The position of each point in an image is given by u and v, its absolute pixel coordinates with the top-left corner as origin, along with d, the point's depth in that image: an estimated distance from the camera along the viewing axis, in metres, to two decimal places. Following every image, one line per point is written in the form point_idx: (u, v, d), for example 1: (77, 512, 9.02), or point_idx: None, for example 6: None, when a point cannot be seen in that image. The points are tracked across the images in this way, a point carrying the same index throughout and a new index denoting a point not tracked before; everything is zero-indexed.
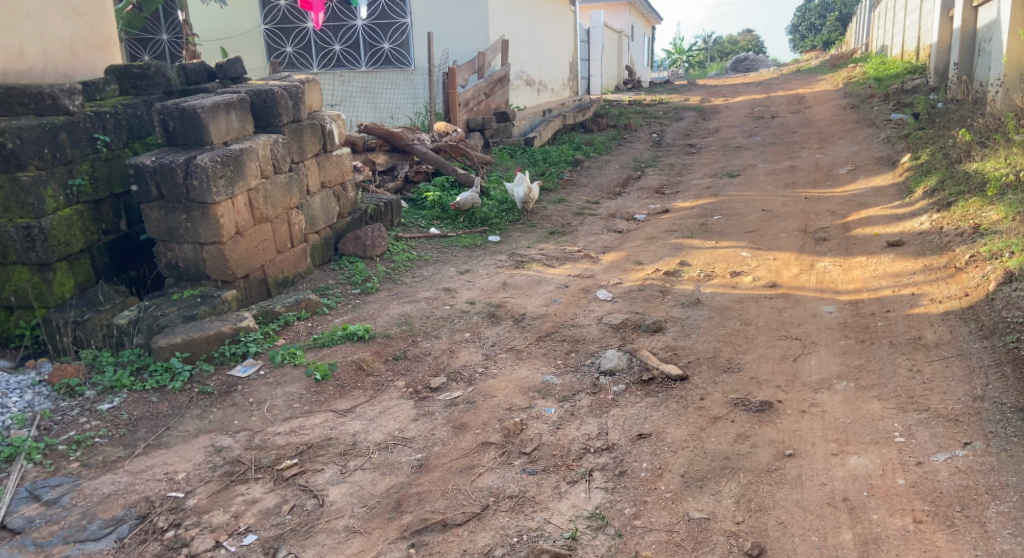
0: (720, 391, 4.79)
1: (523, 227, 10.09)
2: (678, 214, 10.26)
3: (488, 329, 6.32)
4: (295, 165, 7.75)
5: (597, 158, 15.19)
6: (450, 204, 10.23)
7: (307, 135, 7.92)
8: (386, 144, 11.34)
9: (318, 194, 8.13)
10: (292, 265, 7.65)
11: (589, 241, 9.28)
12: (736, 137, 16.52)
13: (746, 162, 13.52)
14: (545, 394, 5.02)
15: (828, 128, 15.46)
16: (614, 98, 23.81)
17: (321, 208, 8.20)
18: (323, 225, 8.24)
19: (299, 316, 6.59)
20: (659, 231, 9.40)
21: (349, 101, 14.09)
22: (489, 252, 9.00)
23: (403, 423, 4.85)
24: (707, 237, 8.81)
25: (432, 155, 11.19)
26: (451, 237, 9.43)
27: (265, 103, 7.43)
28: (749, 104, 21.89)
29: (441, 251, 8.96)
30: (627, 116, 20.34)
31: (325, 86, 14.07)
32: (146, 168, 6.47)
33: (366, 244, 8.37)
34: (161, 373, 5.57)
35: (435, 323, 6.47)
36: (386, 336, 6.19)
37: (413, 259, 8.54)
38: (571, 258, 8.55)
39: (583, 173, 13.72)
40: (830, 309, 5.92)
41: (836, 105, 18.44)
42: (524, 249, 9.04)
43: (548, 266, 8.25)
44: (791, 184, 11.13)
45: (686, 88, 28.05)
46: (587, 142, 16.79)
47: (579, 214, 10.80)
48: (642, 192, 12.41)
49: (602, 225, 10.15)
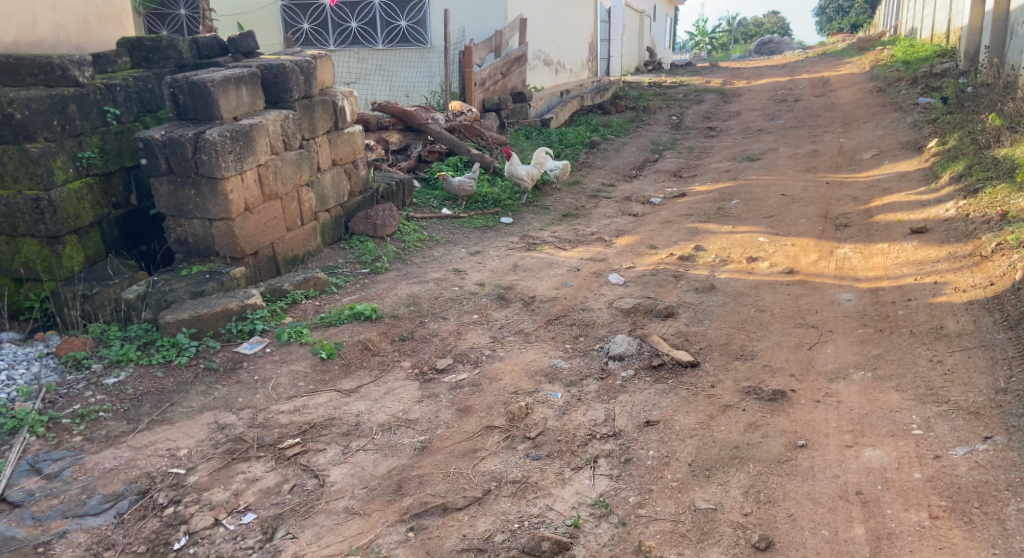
0: (731, 379, 4.67)
1: (537, 209, 9.97)
2: (695, 198, 10.13)
3: (497, 311, 6.24)
4: (306, 142, 7.69)
5: (615, 141, 15.03)
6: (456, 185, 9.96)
7: (318, 112, 7.85)
8: (399, 123, 11.17)
9: (329, 171, 8.07)
10: (302, 244, 7.59)
11: (603, 224, 9.17)
12: (758, 120, 16.28)
13: (767, 146, 13.32)
14: (552, 378, 4.95)
15: (852, 112, 15.19)
16: (634, 80, 23.54)
17: (332, 185, 8.13)
18: (334, 203, 8.18)
19: (306, 294, 6.54)
20: (674, 215, 9.27)
21: (365, 79, 13.98)
22: (501, 234, 8.91)
23: (407, 405, 4.79)
24: (724, 221, 8.68)
25: (446, 136, 11.12)
26: (463, 218, 9.33)
27: (276, 78, 7.36)
28: (773, 87, 21.57)
29: (453, 232, 8.88)
30: (646, 98, 20.14)
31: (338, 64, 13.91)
32: (155, 142, 6.40)
33: (377, 223, 8.30)
34: (168, 348, 5.53)
35: (443, 304, 6.39)
36: (393, 317, 6.12)
37: (424, 239, 8.46)
38: (585, 241, 8.45)
39: (600, 155, 13.58)
40: (848, 297, 5.76)
41: (862, 89, 18.12)
42: (537, 231, 8.94)
43: (561, 248, 8.17)
44: (812, 168, 10.95)
45: (709, 70, 27.68)
46: (605, 124, 16.61)
47: (594, 196, 10.68)
48: (659, 175, 12.26)
49: (617, 208, 10.02)
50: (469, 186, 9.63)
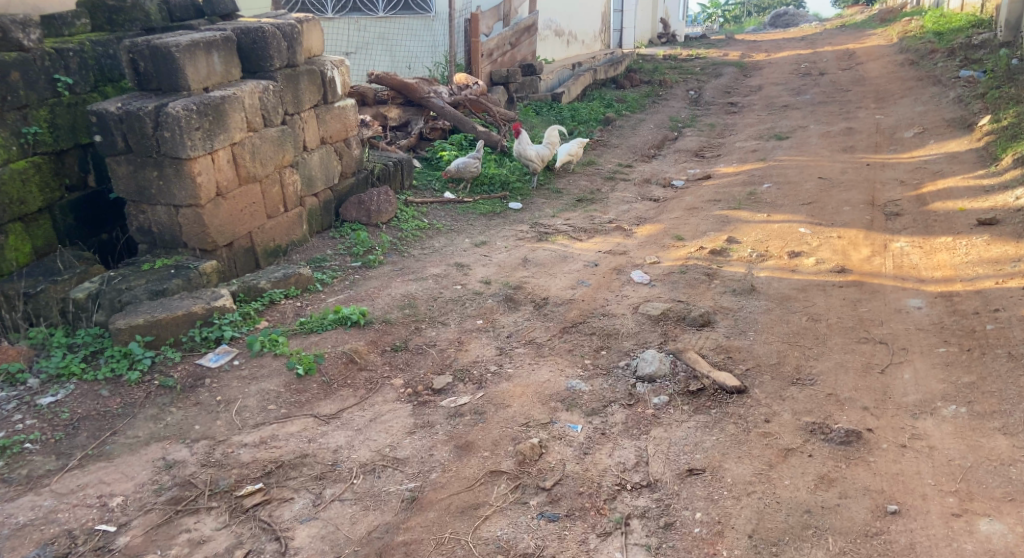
0: (790, 411, 3.83)
1: (549, 193, 9.11)
2: (722, 181, 9.37)
3: (505, 316, 5.42)
4: (290, 116, 6.84)
5: (631, 117, 14.17)
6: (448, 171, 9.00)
7: (303, 83, 6.99)
8: (398, 97, 10.31)
9: (316, 150, 7.23)
10: (286, 233, 6.75)
11: (622, 211, 8.35)
12: (782, 96, 15.33)
13: (796, 123, 12.46)
14: (570, 405, 4.13)
15: (884, 87, 14.25)
16: (648, 53, 22.55)
17: (320, 166, 7.29)
18: (323, 186, 7.33)
19: (286, 293, 5.68)
20: (700, 201, 8.44)
21: (365, 51, 12.67)
22: (509, 221, 8.06)
23: (396, 438, 3.96)
24: (757, 209, 7.84)
25: (450, 111, 10.31)
26: (467, 203, 8.47)
27: (255, 44, 6.52)
28: (795, 59, 20.60)
29: (455, 219, 8.03)
30: (662, 71, 19.18)
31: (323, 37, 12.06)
32: (111, 116, 5.55)
33: (371, 209, 7.46)
34: (118, 360, 4.67)
35: (443, 308, 5.56)
36: (384, 322, 5.29)
37: (423, 228, 7.61)
38: (603, 231, 7.62)
39: (614, 134, 12.71)
40: (918, 304, 4.91)
41: (892, 61, 17.14)
42: (548, 218, 8.10)
43: (575, 239, 7.33)
44: (848, 150, 10.07)
45: (725, 43, 26.63)
46: (619, 99, 15.68)
47: (610, 178, 9.87)
48: (679, 156, 11.39)
49: (636, 192, 9.20)
50: (473, 167, 8.73)
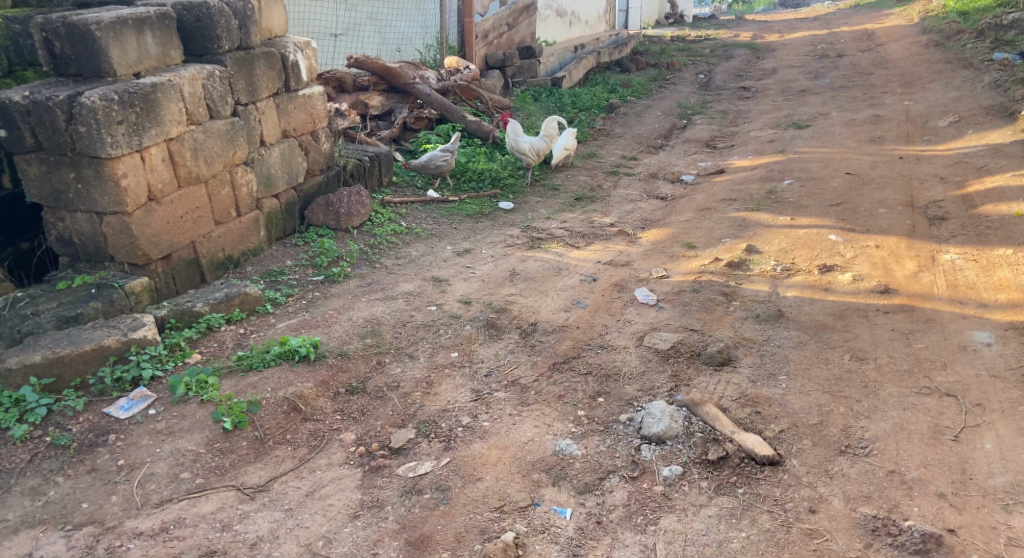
0: (840, 495, 3.12)
1: (545, 191, 8.26)
2: (737, 176, 8.50)
3: (485, 348, 4.58)
4: (243, 107, 5.97)
5: (636, 104, 13.33)
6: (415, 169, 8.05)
7: (259, 68, 6.12)
8: (380, 83, 9.46)
9: (276, 145, 6.36)
10: (238, 241, 5.88)
11: (625, 212, 7.53)
12: (798, 80, 14.44)
13: (815, 110, 11.60)
14: (558, 479, 3.33)
15: (909, 71, 13.32)
16: (655, 35, 21.60)
17: (281, 163, 6.42)
18: (285, 185, 6.47)
19: (227, 318, 4.80)
20: (712, 200, 7.60)
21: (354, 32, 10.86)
22: (499, 225, 7.22)
23: (336, 525, 3.20)
24: (778, 210, 6.99)
25: (438, 98, 9.52)
26: (452, 202, 7.63)
27: (198, 21, 5.66)
28: (810, 41, 19.64)
29: (438, 221, 7.18)
30: (669, 53, 18.21)
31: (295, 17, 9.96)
32: (15, 107, 4.70)
33: (340, 212, 6.60)
34: (7, 410, 3.79)
35: (412, 334, 4.72)
36: (340, 355, 4.42)
37: (399, 232, 6.75)
38: (604, 237, 6.78)
39: (618, 123, 11.84)
40: (986, 338, 4.07)
41: (915, 43, 16.25)
42: (543, 222, 7.26)
43: (573, 247, 6.50)
44: (876, 141, 9.18)
45: (734, 23, 25.63)
46: (623, 84, 14.76)
47: (613, 172, 9.06)
48: (688, 148, 10.52)
49: (641, 190, 8.39)
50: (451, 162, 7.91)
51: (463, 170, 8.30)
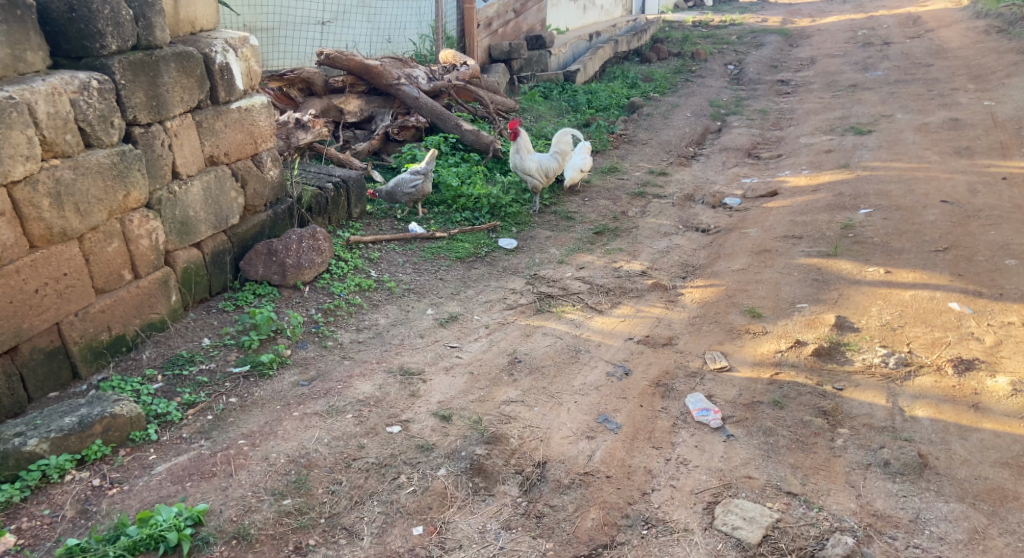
0: None
1: (555, 223, 6.73)
2: (795, 200, 6.91)
3: (467, 513, 3.04)
4: (143, 129, 4.39)
5: (662, 101, 11.70)
6: (376, 193, 6.61)
7: (168, 75, 4.54)
8: (359, 83, 7.87)
9: (196, 179, 4.77)
10: (136, 314, 4.27)
11: (656, 255, 6.01)
12: (845, 73, 12.78)
13: (873, 109, 9.98)
14: None
15: (977, 62, 11.62)
16: (676, 20, 19.86)
17: (204, 201, 4.82)
18: (210, 230, 4.87)
19: (79, 456, 3.18)
20: (769, 237, 6.02)
21: (341, 18, 9.24)
22: (497, 275, 5.69)
23: None
24: (863, 253, 5.39)
25: (428, 103, 7.92)
26: (441, 240, 6.18)
27: (72, 11, 4.07)
28: (848, 25, 17.90)
29: (419, 270, 5.66)
30: (693, 40, 16.49)
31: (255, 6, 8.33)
32: None
33: (286, 263, 5.03)
34: None
35: (359, 481, 3.15)
36: (233, 541, 2.84)
37: (368, 288, 5.24)
38: (633, 296, 5.23)
39: (642, 127, 10.24)
40: None
41: (972, 30, 14.57)
42: (554, 271, 5.72)
43: (595, 313, 4.94)
44: (963, 153, 7.53)
45: (760, 6, 23.80)
46: (645, 78, 13.10)
47: (640, 194, 7.52)
48: (727, 158, 8.91)
49: (676, 219, 6.86)
50: (423, 189, 6.45)
51: (456, 195, 6.75)
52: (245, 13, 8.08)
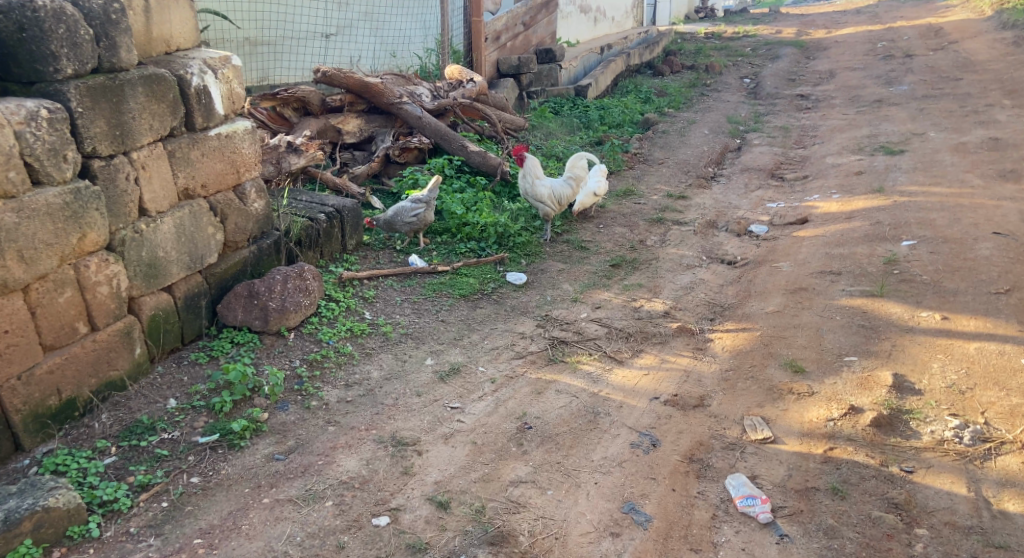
0: None
1: (568, 254, 6.18)
2: (828, 227, 6.36)
3: None
4: (104, 161, 3.90)
5: (677, 117, 11.17)
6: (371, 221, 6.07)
7: (135, 99, 4.04)
8: (358, 102, 7.36)
9: (167, 215, 4.26)
10: (94, 372, 3.77)
11: (680, 291, 5.46)
12: (869, 86, 12.24)
13: (904, 126, 9.44)
14: None
15: (1009, 77, 11.10)
16: (687, 31, 19.36)
17: (176, 240, 4.31)
18: (182, 271, 4.35)
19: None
20: (804, 271, 5.47)
21: (345, 32, 8.77)
22: (505, 315, 5.14)
23: None
24: (912, 293, 4.84)
25: (431, 123, 7.38)
26: (443, 274, 5.62)
27: (22, 31, 3.58)
28: (867, 37, 17.38)
29: (418, 310, 5.12)
30: (707, 53, 15.97)
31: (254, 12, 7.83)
32: None
33: (269, 307, 4.50)
34: None
35: None
36: None
37: (361, 333, 4.70)
38: (656, 341, 4.68)
39: (657, 145, 9.71)
40: None
41: (998, 43, 14.05)
42: (567, 312, 5.17)
43: (614, 364, 4.39)
44: (1008, 177, 6.99)
45: (772, 17, 23.31)
46: (658, 92, 12.57)
47: (658, 220, 6.97)
48: (749, 180, 8.36)
49: (699, 249, 6.31)
50: (425, 218, 5.91)
51: (461, 222, 6.19)
52: (242, 20, 7.57)
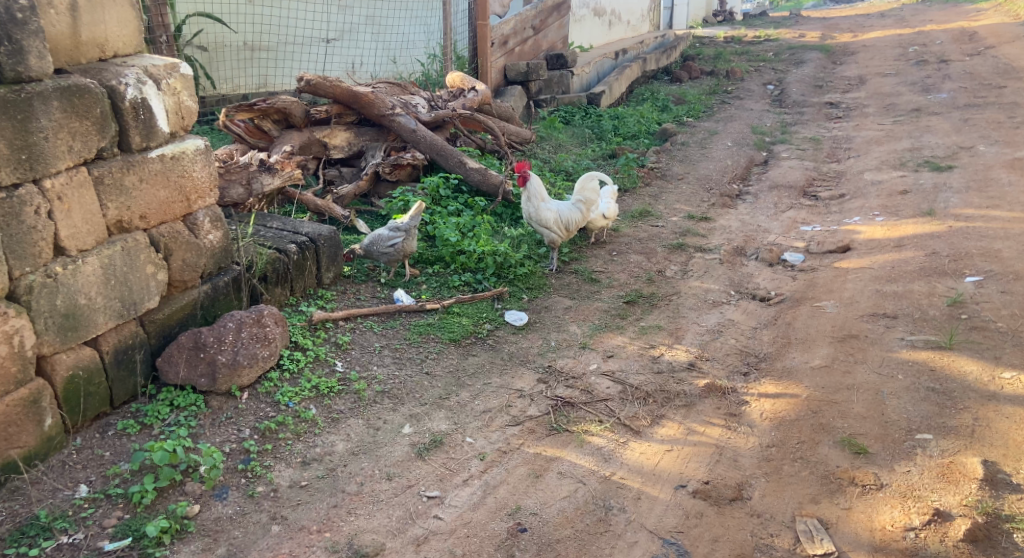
0: None
1: (576, 288, 5.42)
2: (875, 257, 5.58)
3: None
4: (6, 191, 3.22)
5: (697, 127, 10.40)
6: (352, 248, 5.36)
7: (49, 117, 3.35)
8: (347, 114, 6.65)
9: (91, 255, 3.55)
10: None
11: (705, 335, 4.69)
12: (904, 94, 11.43)
13: (948, 139, 8.65)
14: None
15: None
16: (705, 35, 18.58)
17: (103, 283, 3.60)
18: (111, 322, 3.63)
19: None
20: (852, 313, 4.70)
21: (348, 37, 8.38)
22: (501, 366, 4.38)
23: None
24: (987, 348, 4.07)
25: (427, 137, 6.64)
26: (432, 314, 4.86)
27: None
28: (895, 42, 16.55)
29: (400, 359, 4.37)
30: (726, 57, 15.17)
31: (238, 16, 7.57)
32: None
33: (217, 362, 3.77)
34: None
35: None
36: None
37: (328, 393, 3.95)
38: (680, 403, 3.91)
39: (677, 158, 8.94)
40: None
41: None
42: (574, 362, 4.41)
43: (629, 436, 3.62)
44: None
45: (792, 21, 22.49)
46: (676, 100, 11.79)
47: (679, 246, 6.21)
48: (779, 198, 7.57)
49: (726, 282, 5.54)
50: (405, 248, 5.16)
51: (455, 251, 5.46)
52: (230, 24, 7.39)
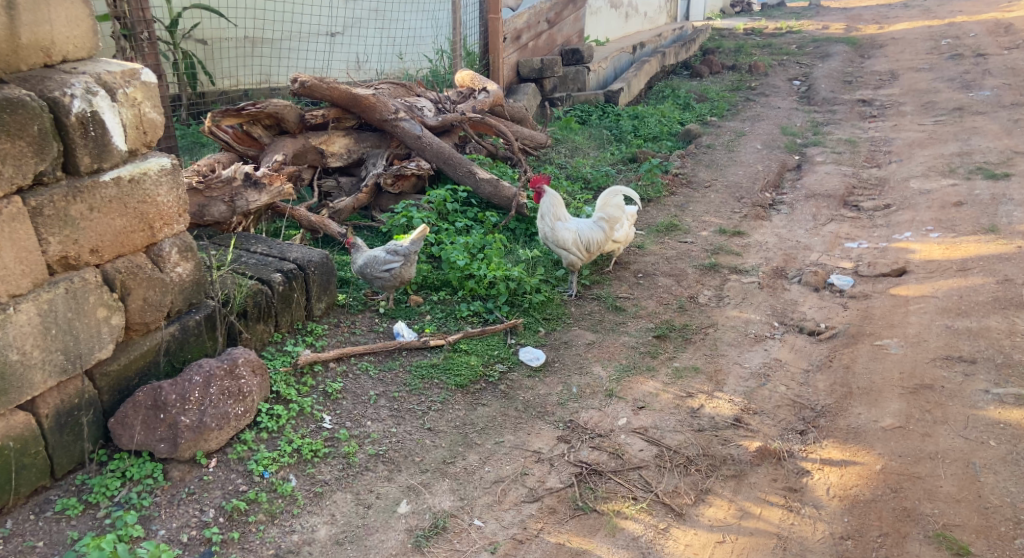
0: None
1: (599, 318, 4.80)
2: (937, 283, 4.94)
3: None
4: None
5: (723, 127, 9.73)
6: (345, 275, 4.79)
7: None
8: (346, 118, 6.03)
9: (26, 300, 2.98)
10: None
11: (749, 379, 4.07)
12: (944, 91, 10.72)
13: (999, 142, 7.98)
14: None
15: None
16: (724, 27, 17.85)
17: (41, 333, 3.03)
18: (52, 379, 3.08)
19: None
20: (921, 355, 4.06)
21: (351, 30, 7.72)
22: (515, 418, 3.77)
23: None
24: None
25: (433, 144, 6.02)
26: (436, 353, 4.24)
27: None
28: (925, 33, 15.79)
29: (399, 410, 3.76)
30: (749, 51, 14.46)
31: (236, 10, 7.05)
32: None
33: (180, 426, 3.18)
34: None
35: None
36: None
37: (313, 457, 3.36)
38: (727, 473, 3.31)
39: (703, 162, 8.29)
40: None
41: None
42: (599, 415, 3.77)
43: (670, 520, 3.07)
44: None
45: (812, 11, 21.70)
46: (699, 96, 11.11)
47: (712, 266, 5.57)
48: (818, 208, 6.93)
49: (768, 310, 4.91)
50: (401, 274, 4.55)
51: (463, 275, 4.84)
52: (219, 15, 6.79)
